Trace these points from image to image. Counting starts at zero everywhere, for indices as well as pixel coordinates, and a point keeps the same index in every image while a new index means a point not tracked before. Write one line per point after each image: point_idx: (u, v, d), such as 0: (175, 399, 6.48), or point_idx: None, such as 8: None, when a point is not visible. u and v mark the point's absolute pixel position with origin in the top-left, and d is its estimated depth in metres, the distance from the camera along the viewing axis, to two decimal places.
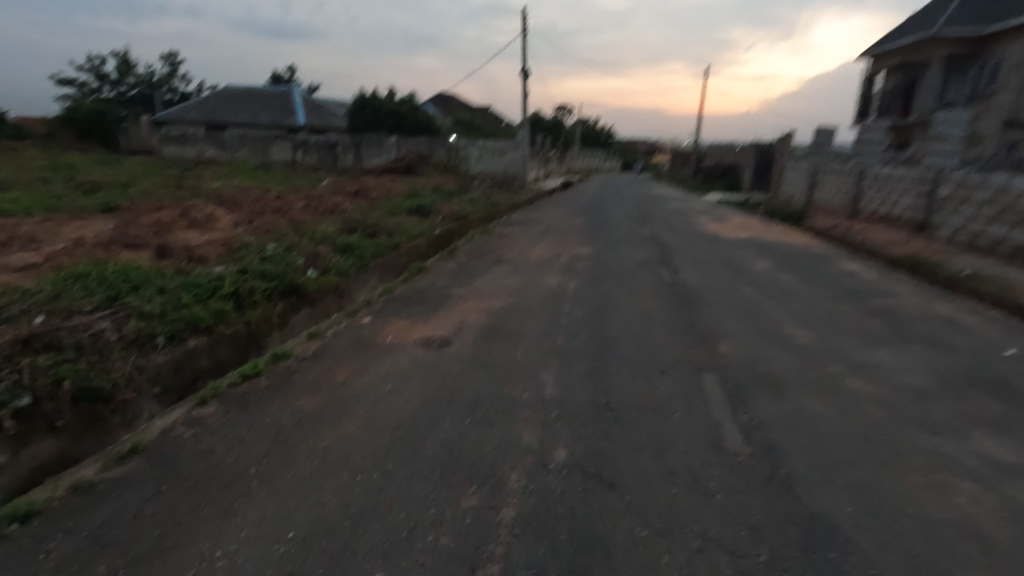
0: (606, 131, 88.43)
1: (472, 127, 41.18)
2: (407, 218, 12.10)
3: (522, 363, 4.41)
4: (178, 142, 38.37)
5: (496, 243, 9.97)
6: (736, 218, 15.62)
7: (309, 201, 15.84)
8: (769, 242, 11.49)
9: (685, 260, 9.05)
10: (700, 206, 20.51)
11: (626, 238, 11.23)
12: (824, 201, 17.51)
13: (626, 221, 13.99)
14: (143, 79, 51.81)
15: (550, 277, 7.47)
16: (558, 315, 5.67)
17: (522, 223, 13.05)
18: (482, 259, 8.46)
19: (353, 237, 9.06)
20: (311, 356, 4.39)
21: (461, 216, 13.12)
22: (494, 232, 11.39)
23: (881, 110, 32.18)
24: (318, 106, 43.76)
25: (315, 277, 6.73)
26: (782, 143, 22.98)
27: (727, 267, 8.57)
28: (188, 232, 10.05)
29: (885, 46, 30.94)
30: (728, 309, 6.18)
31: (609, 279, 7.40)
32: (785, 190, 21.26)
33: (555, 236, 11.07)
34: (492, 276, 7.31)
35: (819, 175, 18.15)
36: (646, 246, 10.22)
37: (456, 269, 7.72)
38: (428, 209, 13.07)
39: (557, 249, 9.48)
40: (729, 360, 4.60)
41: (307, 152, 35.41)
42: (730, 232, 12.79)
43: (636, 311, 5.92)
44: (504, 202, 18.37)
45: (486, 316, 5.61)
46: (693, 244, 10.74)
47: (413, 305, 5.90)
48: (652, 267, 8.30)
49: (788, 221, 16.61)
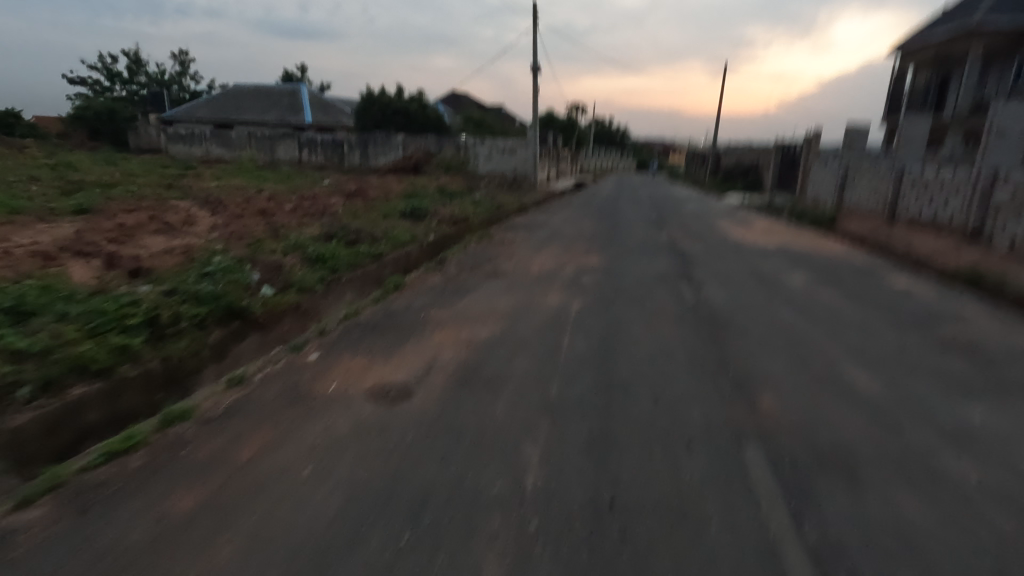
0: (621, 130, 86.99)
1: (483, 125, 40.08)
2: (400, 221, 11.08)
3: (500, 427, 3.30)
4: (185, 141, 37.87)
5: (494, 251, 8.88)
6: (762, 222, 14.37)
7: (302, 202, 14.92)
8: (802, 251, 10.25)
9: (709, 272, 7.89)
10: (720, 208, 19.21)
11: (641, 245, 10.07)
12: (857, 203, 16.16)
13: (641, 226, 12.82)
14: (154, 78, 51.89)
15: (552, 294, 6.37)
16: (556, 349, 4.57)
17: (527, 228, 11.95)
18: (475, 271, 7.39)
19: (330, 244, 8.03)
20: (223, 414, 3.35)
21: (461, 220, 12.08)
22: (494, 238, 10.32)
23: (913, 106, 30.49)
24: (327, 104, 43.06)
25: (269, 296, 5.69)
26: (809, 142, 21.55)
27: (759, 281, 7.40)
28: (155, 237, 9.14)
29: (917, 38, 29.25)
30: (767, 341, 5.01)
31: (620, 298, 6.28)
32: (813, 191, 19.85)
33: (561, 243, 9.96)
34: (483, 294, 6.23)
35: (852, 175, 16.76)
36: (663, 255, 9.06)
37: (442, 285, 6.63)
38: (425, 211, 12.04)
39: (562, 259, 8.39)
40: (778, 424, 3.44)
41: (314, 152, 34.73)
42: (757, 238, 11.57)
43: (652, 343, 4.79)
44: (511, 204, 17.28)
45: (465, 350, 4.51)
46: (717, 253, 9.55)
47: (379, 334, 4.83)
48: (672, 282, 7.16)
49: (817, 226, 15.31)
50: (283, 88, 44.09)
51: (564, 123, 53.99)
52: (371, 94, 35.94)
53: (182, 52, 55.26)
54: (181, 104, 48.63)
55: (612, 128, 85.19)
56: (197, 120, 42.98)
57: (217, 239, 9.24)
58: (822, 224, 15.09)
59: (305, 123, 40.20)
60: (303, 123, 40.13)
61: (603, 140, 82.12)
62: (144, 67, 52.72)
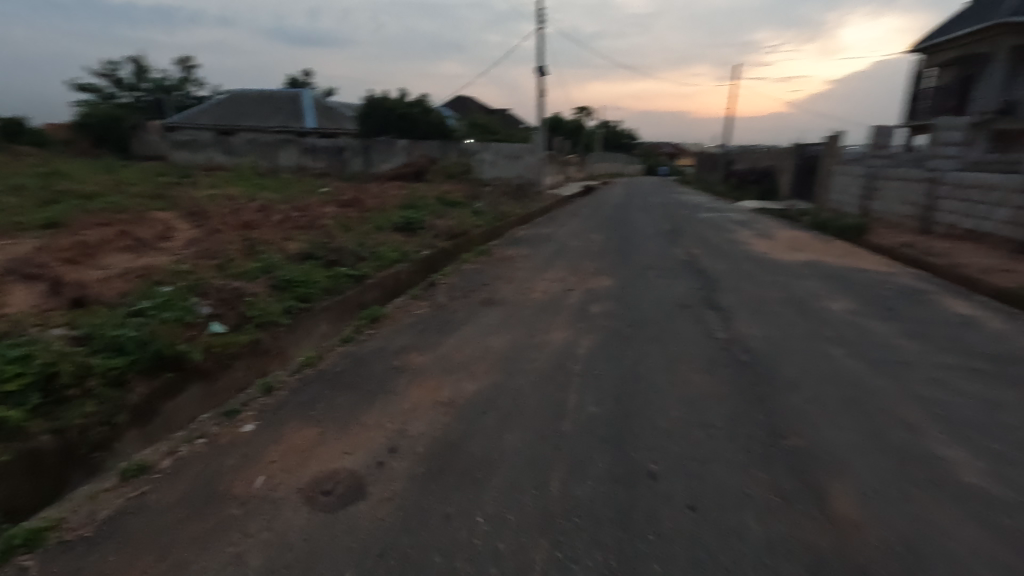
0: (628, 135, 86.02)
1: (488, 131, 39.27)
2: (392, 236, 10.18)
3: (478, 557, 2.35)
4: (187, 147, 37.39)
5: (491, 271, 7.95)
6: (784, 234, 13.34)
7: (292, 213, 14.07)
8: (835, 268, 9.23)
9: (736, 298, 6.91)
10: (736, 216, 18.18)
11: (656, 263, 9.10)
12: (886, 213, 15.06)
13: (654, 239, 11.85)
14: (160, 84, 51.90)
15: (556, 330, 5.42)
16: (560, 414, 3.61)
17: (529, 242, 10.99)
18: (468, 297, 6.45)
19: (307, 265, 7.13)
20: (101, 533, 2.45)
21: (458, 233, 11.17)
22: (494, 254, 9.38)
23: (934, 109, 29.29)
24: (330, 110, 42.45)
25: (218, 335, 4.78)
26: (829, 146, 20.45)
27: (795, 309, 6.41)
28: (120, 255, 8.31)
29: (939, 38, 28.09)
30: (823, 398, 4.03)
31: (637, 334, 5.32)
32: (835, 198, 18.75)
33: (566, 260, 9.00)
34: (474, 330, 5.29)
35: (878, 181, 15.67)
36: (681, 275, 8.08)
37: (427, 317, 5.70)
38: (420, 224, 11.16)
39: (567, 282, 7.43)
40: (869, 550, 2.46)
41: (315, 158, 34.10)
42: (782, 253, 10.55)
43: (681, 403, 3.83)
44: (515, 214, 16.37)
45: (444, 416, 3.56)
46: (742, 272, 8.54)
47: (341, 391, 3.90)
48: (695, 312, 6.19)
49: (843, 236, 14.24)
50: (286, 94, 43.55)
51: (571, 128, 53.03)
52: (374, 99, 35.24)
53: (185, 58, 54.96)
54: (184, 110, 48.28)
55: (619, 133, 84.22)
56: (200, 126, 42.52)
57: (188, 257, 8.38)
58: (849, 234, 14.03)
59: (308, 129, 39.60)
60: (305, 129, 39.54)
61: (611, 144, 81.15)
62: (147, 73, 52.44)
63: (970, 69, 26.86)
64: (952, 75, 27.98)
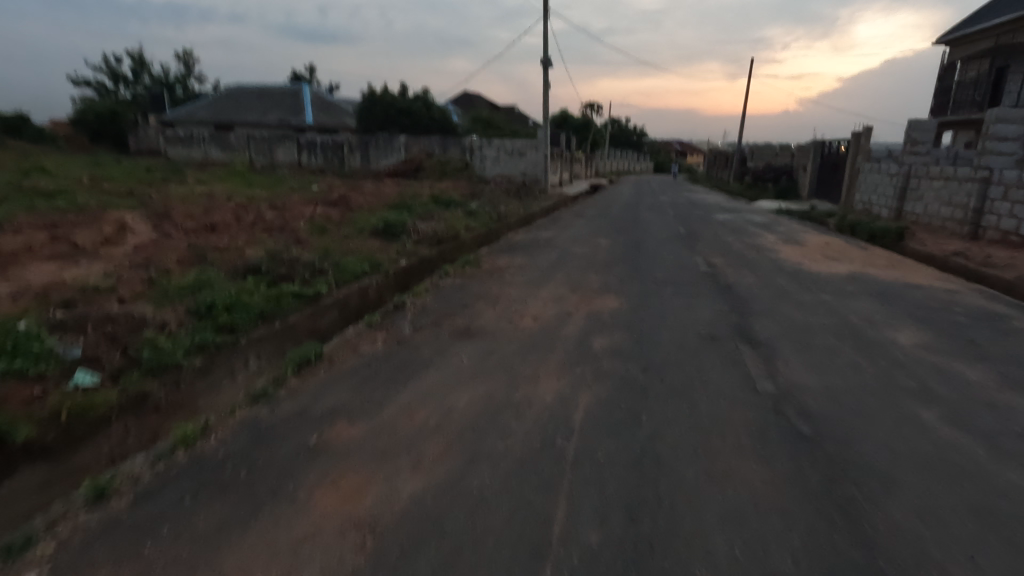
0: (638, 131, 84.35)
1: (492, 126, 37.93)
2: (368, 244, 8.91)
3: None
4: (184, 143, 36.40)
5: (475, 288, 6.62)
6: (814, 239, 11.93)
7: (269, 214, 12.87)
8: (884, 282, 7.81)
9: (775, 326, 5.55)
10: (756, 218, 16.76)
11: (673, 275, 7.74)
12: (926, 216, 13.56)
13: (668, 245, 10.50)
14: (160, 78, 51.10)
15: (546, 377, 4.08)
16: (538, 554, 2.31)
17: (525, 249, 9.66)
18: (439, 326, 5.13)
19: (247, 282, 5.85)
20: None
21: (446, 239, 9.87)
22: (482, 263, 8.05)
23: (965, 103, 27.53)
24: (331, 104, 41.25)
25: (82, 392, 3.54)
26: (856, 141, 18.93)
27: (853, 345, 5.04)
28: (43, 265, 7.12)
29: (972, 28, 26.33)
30: (940, 514, 2.68)
31: (656, 385, 3.97)
32: (864, 199, 17.25)
33: (567, 273, 7.67)
34: (437, 378, 3.97)
35: (916, 181, 14.17)
36: (704, 293, 6.72)
37: (380, 356, 4.38)
38: (402, 226, 9.88)
39: (566, 304, 6.08)
40: None
41: (313, 154, 33.03)
42: (816, 262, 9.17)
43: (725, 527, 2.52)
44: (514, 214, 15.06)
45: (358, 554, 2.27)
46: (775, 288, 7.15)
47: (213, 497, 2.61)
48: (728, 346, 4.82)
49: (878, 242, 12.80)
50: (286, 88, 42.44)
51: (579, 124, 51.54)
52: (373, 93, 33.98)
53: (186, 52, 54.05)
54: (183, 104, 47.35)
55: (628, 129, 82.64)
56: (198, 121, 41.54)
57: (121, 267, 7.17)
58: (885, 239, 12.58)
59: (307, 124, 38.49)
60: (304, 124, 38.43)
61: (620, 141, 79.51)
62: (148, 67, 51.59)
63: (1005, 61, 25.12)
64: (984, 68, 26.27)
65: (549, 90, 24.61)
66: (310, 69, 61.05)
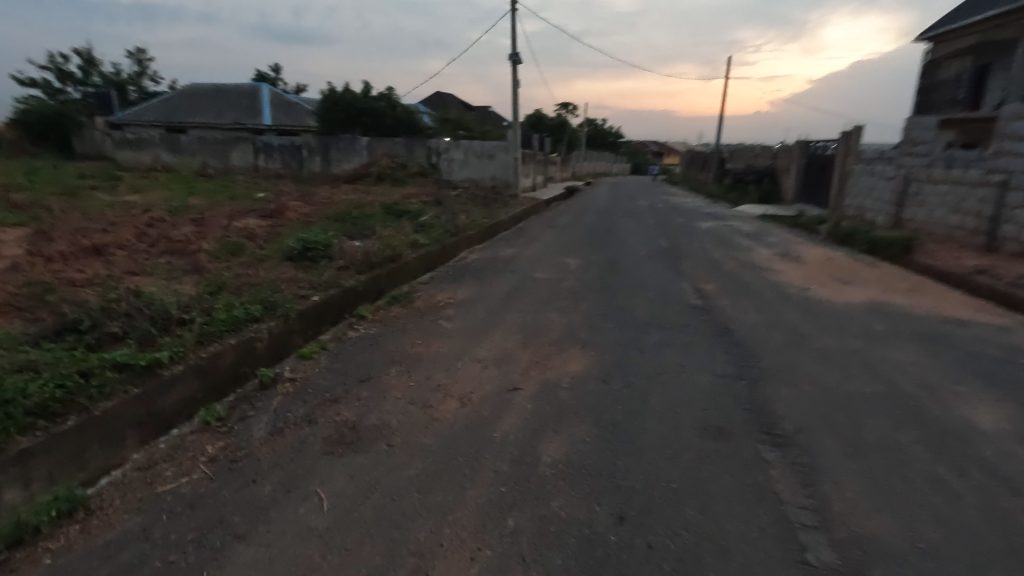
0: (614, 133, 83.49)
1: (461, 127, 36.24)
2: (276, 274, 7.11)
3: None
4: (132, 146, 33.92)
5: (393, 341, 4.92)
6: (812, 254, 10.50)
7: (186, 229, 11.02)
8: (914, 317, 6.30)
9: (802, 403, 3.95)
10: (742, 226, 15.39)
11: (654, 312, 6.11)
12: (930, 224, 12.26)
13: (647, 264, 8.96)
14: (112, 78, 48.30)
15: (451, 549, 2.40)
16: None
17: (476, 274, 7.95)
18: (309, 426, 3.38)
19: (43, 352, 4.02)
20: None
21: (381, 263, 8.14)
22: (414, 299, 6.32)
23: (947, 102, 26.68)
24: (292, 105, 39.05)
25: None
26: (844, 142, 17.71)
27: (920, 438, 3.48)
28: None
29: (954, 23, 25.45)
30: None
31: (636, 565, 2.32)
32: (856, 204, 15.99)
33: (522, 311, 6.01)
34: (252, 567, 2.25)
35: (918, 185, 12.85)
36: (700, 343, 5.09)
37: (185, 501, 2.64)
38: (328, 247, 8.10)
39: (510, 370, 4.38)
40: None
41: (271, 158, 30.95)
42: (825, 287, 7.67)
43: None
44: (476, 226, 13.41)
45: None
46: (786, 332, 5.58)
47: None
48: (743, 453, 3.20)
49: (881, 254, 11.43)
50: (244, 88, 40.11)
51: (553, 124, 50.12)
52: (334, 93, 31.95)
53: (140, 50, 51.30)
54: (136, 106, 44.54)
55: (605, 130, 81.85)
56: (149, 123, 38.95)
57: None
58: (889, 251, 11.21)
59: (266, 126, 36.27)
60: (263, 126, 36.21)
61: (597, 143, 78.48)
62: (98, 67, 48.56)
63: (988, 58, 24.25)
64: (967, 65, 25.42)
65: (519, 88, 23.00)
66: (275, 69, 58.61)
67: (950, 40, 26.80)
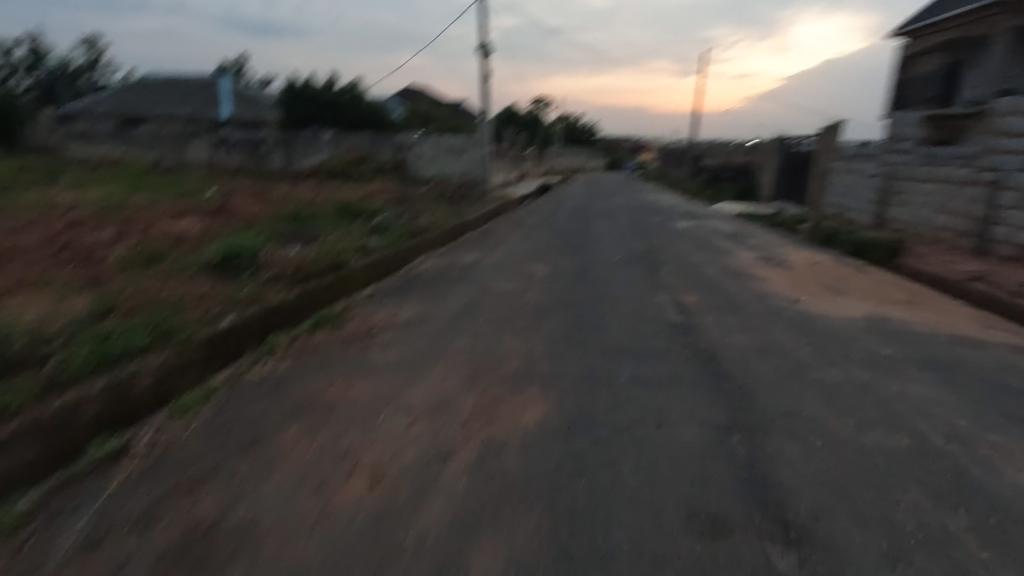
0: (589, 129, 83.01)
1: (431, 121, 35.06)
2: (184, 290, 5.99)
3: None
4: (80, 139, 31.87)
5: (305, 384, 3.92)
6: (797, 257, 9.81)
7: (107, 232, 9.77)
8: (920, 337, 5.54)
9: (813, 467, 3.11)
10: (720, 226, 14.71)
11: (627, 334, 5.26)
12: (915, 224, 11.71)
13: (622, 272, 8.11)
14: (62, 67, 45.70)
15: None
16: None
17: (428, 285, 6.97)
18: (143, 533, 2.40)
19: None
20: None
21: (319, 273, 7.11)
22: (345, 321, 5.33)
23: (920, 99, 26.58)
24: (254, 97, 37.28)
25: None
26: (823, 138, 17.20)
27: (968, 525, 2.67)
28: None
29: (927, 20, 25.28)
30: None
31: None
32: (836, 202, 15.47)
33: (475, 336, 5.07)
34: None
35: (902, 183, 12.31)
36: (684, 378, 4.24)
37: None
38: (256, 255, 7.02)
39: (447, 423, 3.45)
40: None
41: (230, 153, 29.37)
42: (817, 299, 6.91)
43: None
44: (439, 227, 12.41)
45: None
46: (782, 360, 4.77)
47: None
48: (744, 557, 2.35)
49: (867, 256, 10.83)
50: (203, 79, 38.17)
51: (528, 119, 49.18)
52: (296, 84, 30.41)
53: (92, 37, 48.66)
54: (86, 96, 42.04)
55: (580, 126, 81.24)
56: (100, 115, 36.78)
57: None
58: (874, 253, 10.61)
59: (225, 119, 34.49)
60: (223, 118, 34.43)
61: (572, 138, 77.91)
62: (46, 55, 45.65)
63: (961, 55, 24.13)
64: (939, 62, 25.29)
65: (489, 80, 21.99)
66: (239, 60, 56.24)
67: (923, 37, 26.65)
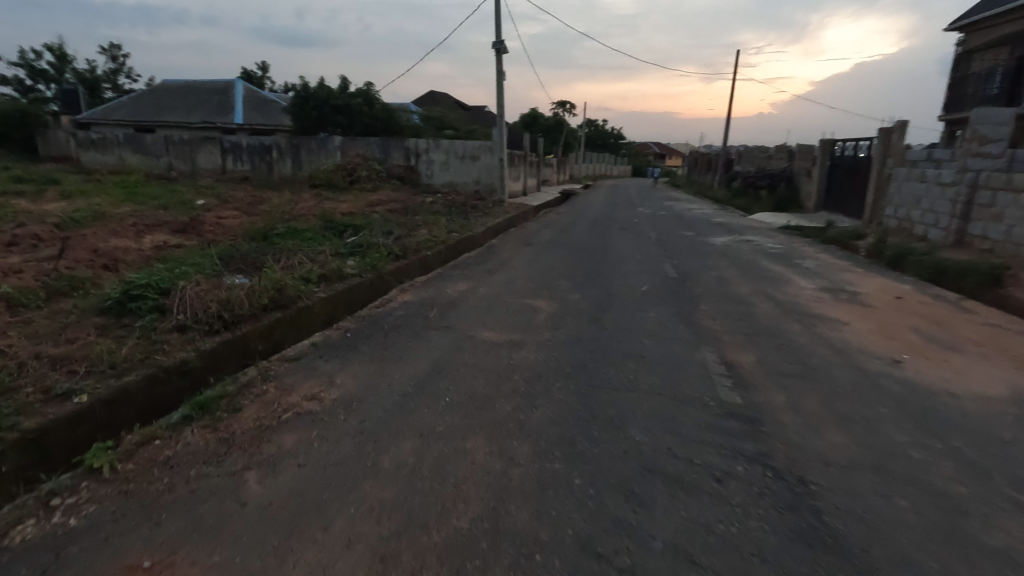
0: (613, 134, 81.10)
1: (447, 126, 33.66)
2: (44, 346, 4.37)
3: None
4: (93, 147, 31.34)
5: (97, 562, 2.25)
6: (871, 287, 7.85)
7: (43, 250, 8.36)
8: None
9: None
10: (764, 242, 12.76)
11: (662, 437, 3.43)
12: (1010, 243, 9.59)
13: (650, 310, 6.31)
14: (85, 75, 45.98)
15: None
16: None
17: (391, 333, 5.24)
18: None
19: None
20: None
21: (254, 315, 5.48)
22: (241, 405, 3.62)
23: (982, 98, 23.98)
24: (267, 102, 36.40)
25: None
26: (881, 142, 15.05)
27: None
28: None
29: (991, 11, 22.75)
30: None
31: None
32: (900, 215, 13.35)
33: (425, 437, 3.32)
34: None
35: (991, 194, 10.20)
36: (767, 553, 2.41)
37: None
38: (169, 292, 5.41)
39: None
40: None
41: (240, 160, 28.44)
42: (925, 358, 4.99)
43: None
44: (435, 245, 10.78)
45: None
46: (920, 498, 2.89)
47: None
48: None
49: (954, 284, 8.79)
50: (218, 85, 37.52)
51: (549, 124, 47.42)
52: (307, 88, 29.30)
53: (114, 45, 48.93)
54: (105, 103, 41.87)
55: (604, 131, 79.34)
56: (116, 122, 36.37)
57: None
58: (964, 281, 8.57)
59: (238, 125, 33.68)
60: (235, 125, 33.62)
61: (595, 144, 76.08)
62: (70, 63, 45.98)
63: None
64: (1005, 57, 22.72)
65: (504, 80, 20.35)
66: (262, 66, 55.76)
67: (984, 30, 24.12)
